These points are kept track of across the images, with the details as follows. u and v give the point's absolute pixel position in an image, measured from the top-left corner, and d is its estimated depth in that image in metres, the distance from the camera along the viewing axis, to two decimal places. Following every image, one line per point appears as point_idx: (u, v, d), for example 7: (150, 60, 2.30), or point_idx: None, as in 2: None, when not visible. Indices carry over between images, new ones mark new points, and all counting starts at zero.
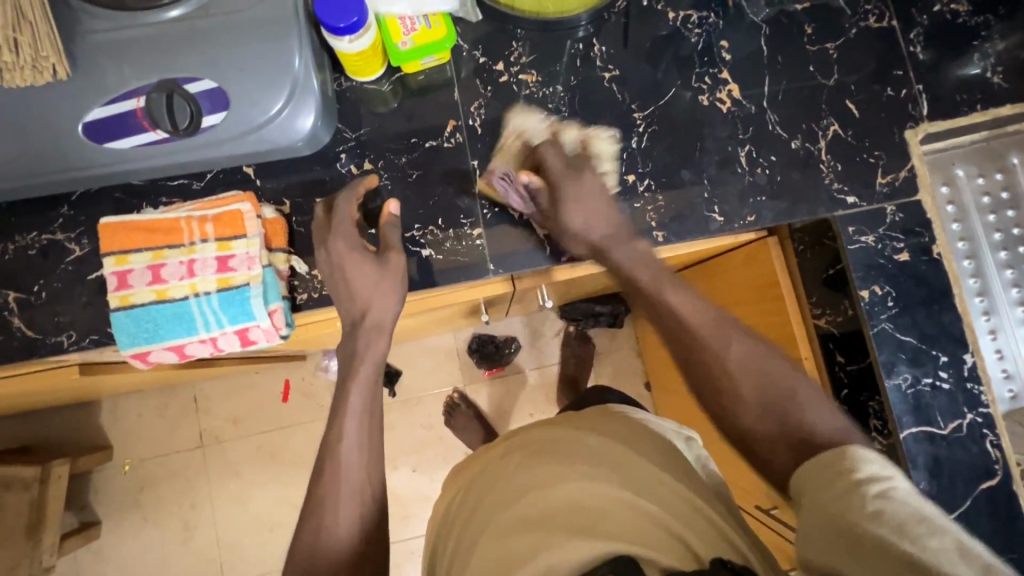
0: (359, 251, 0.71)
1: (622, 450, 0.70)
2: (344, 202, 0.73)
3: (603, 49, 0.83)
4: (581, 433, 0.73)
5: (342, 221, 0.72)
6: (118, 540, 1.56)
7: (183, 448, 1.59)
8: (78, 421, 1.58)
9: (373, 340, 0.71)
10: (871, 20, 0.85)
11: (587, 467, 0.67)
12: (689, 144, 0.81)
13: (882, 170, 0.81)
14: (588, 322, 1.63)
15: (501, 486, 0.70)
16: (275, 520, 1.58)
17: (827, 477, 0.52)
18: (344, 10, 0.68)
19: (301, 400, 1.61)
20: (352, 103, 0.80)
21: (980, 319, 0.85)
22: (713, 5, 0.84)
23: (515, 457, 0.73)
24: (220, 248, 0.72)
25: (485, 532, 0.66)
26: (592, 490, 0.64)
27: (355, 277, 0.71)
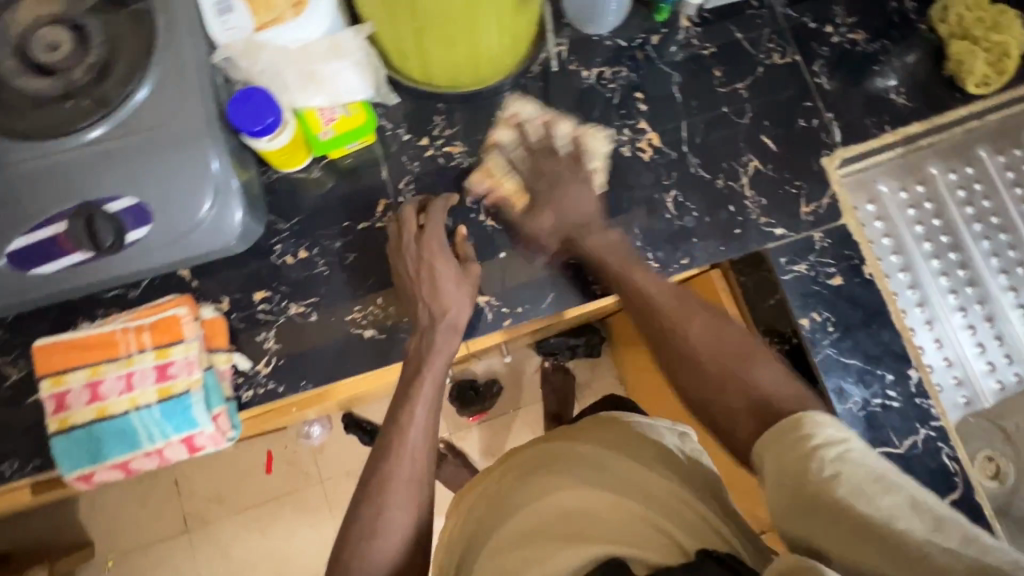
0: (442, 257, 0.76)
1: (608, 454, 0.76)
2: (438, 212, 0.78)
3: (523, 114, 0.85)
4: (570, 445, 0.79)
5: (435, 228, 0.77)
6: None
7: (168, 535, 1.54)
8: (55, 521, 1.53)
9: (448, 338, 0.75)
10: (776, 57, 0.88)
11: (575, 476, 0.74)
12: (617, 196, 0.83)
13: (805, 199, 0.84)
14: (565, 354, 1.64)
15: (511, 500, 0.77)
16: None
17: (786, 442, 0.57)
18: (259, 112, 0.69)
19: (286, 470, 1.58)
20: (282, 194, 0.81)
21: (923, 330, 0.87)
22: (623, 59, 0.87)
23: (521, 481, 0.78)
24: (158, 356, 0.72)
25: (494, 553, 0.71)
26: (582, 496, 0.71)
27: (439, 277, 0.75)
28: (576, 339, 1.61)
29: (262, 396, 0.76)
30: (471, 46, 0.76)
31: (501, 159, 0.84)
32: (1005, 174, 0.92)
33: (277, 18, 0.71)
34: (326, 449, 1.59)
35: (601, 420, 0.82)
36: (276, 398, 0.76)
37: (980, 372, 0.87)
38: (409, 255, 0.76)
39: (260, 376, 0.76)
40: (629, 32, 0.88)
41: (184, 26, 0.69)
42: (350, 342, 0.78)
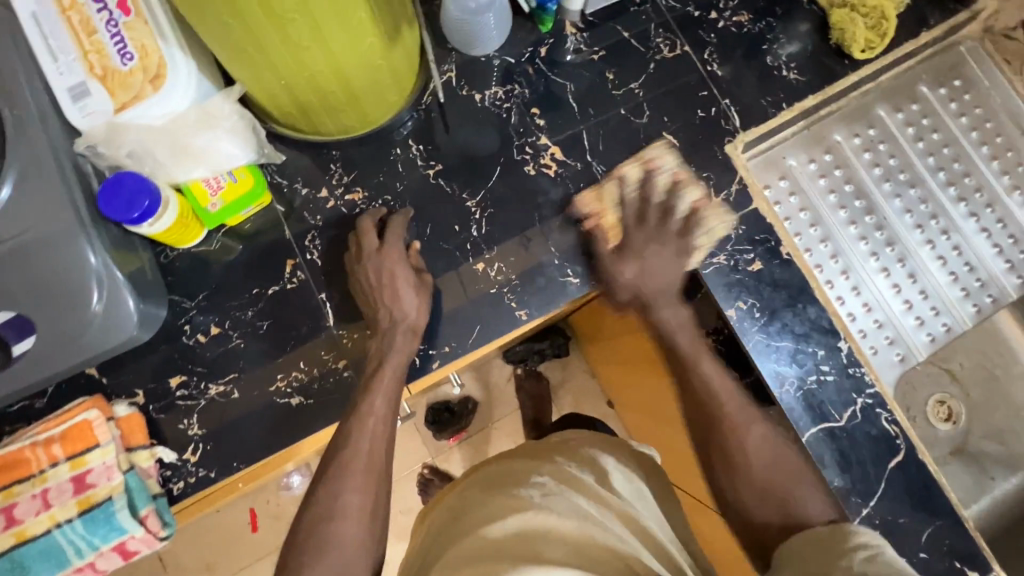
0: (400, 267, 0.75)
1: (573, 476, 0.71)
2: (398, 226, 0.78)
3: (421, 148, 0.83)
4: (541, 462, 0.75)
5: (393, 242, 0.76)
6: None
7: None
8: None
9: (405, 342, 0.73)
10: (665, 51, 0.88)
11: (537, 493, 0.67)
12: (528, 216, 0.82)
13: (715, 190, 0.84)
14: (534, 360, 1.45)
15: (466, 521, 0.68)
16: None
17: (820, 542, 0.56)
18: (133, 198, 0.66)
19: (271, 525, 1.36)
20: (183, 272, 0.78)
21: (850, 296, 0.88)
22: (515, 76, 0.86)
23: (484, 490, 0.72)
24: (73, 467, 0.68)
25: (444, 562, 0.64)
26: (540, 515, 0.64)
27: (399, 286, 0.74)
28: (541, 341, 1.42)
29: (194, 485, 0.73)
30: (345, 85, 0.71)
31: (405, 197, 0.82)
32: (906, 130, 0.94)
33: (137, 95, 0.68)
34: None
35: (581, 442, 0.79)
36: (209, 484, 0.73)
37: (910, 328, 0.90)
38: (367, 266, 0.75)
39: (188, 465, 0.73)
40: (516, 47, 0.87)
41: (39, 120, 0.66)
42: (278, 412, 0.75)
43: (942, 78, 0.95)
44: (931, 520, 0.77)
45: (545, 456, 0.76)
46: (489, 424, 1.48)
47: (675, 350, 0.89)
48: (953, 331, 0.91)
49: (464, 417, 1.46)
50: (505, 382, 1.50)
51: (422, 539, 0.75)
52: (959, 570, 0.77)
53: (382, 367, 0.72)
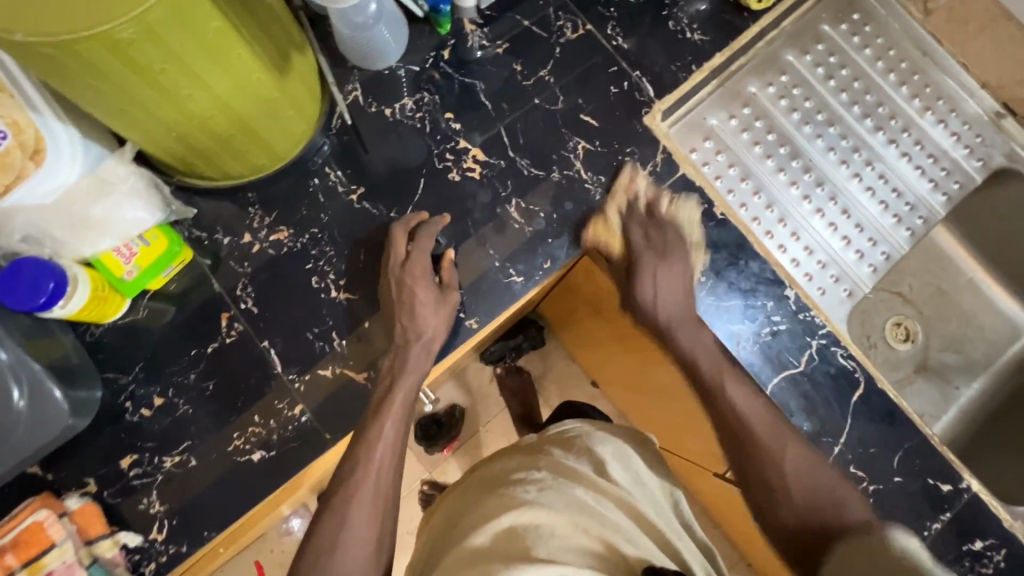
0: (425, 282, 0.74)
1: (569, 466, 0.70)
2: (427, 236, 0.76)
3: (340, 174, 0.81)
4: (535, 457, 0.72)
5: (420, 253, 0.75)
6: None
7: None
8: None
9: (424, 361, 0.72)
10: (569, 33, 0.87)
11: (532, 489, 0.66)
12: (461, 222, 0.80)
13: (640, 163, 0.84)
14: (511, 357, 1.44)
15: (465, 524, 0.67)
16: None
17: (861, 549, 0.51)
18: (36, 283, 0.62)
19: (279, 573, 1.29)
20: (114, 347, 0.75)
21: (791, 243, 0.90)
22: (422, 84, 0.84)
23: (485, 490, 0.70)
24: (32, 572, 0.66)
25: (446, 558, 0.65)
26: (536, 510, 0.62)
27: (418, 300, 0.73)
28: (514, 336, 1.43)
29: (165, 563, 0.70)
30: (242, 124, 0.68)
31: (332, 228, 0.79)
32: (816, 71, 0.95)
33: (21, 174, 0.62)
34: None
35: (574, 432, 0.76)
36: (182, 560, 0.70)
37: (852, 262, 0.92)
38: (392, 274, 0.75)
39: (156, 544, 0.70)
40: (418, 55, 0.85)
41: None
42: (241, 470, 0.73)
43: (840, 14, 0.97)
44: (900, 445, 0.80)
45: (541, 449, 0.75)
46: (478, 428, 1.46)
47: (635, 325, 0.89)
48: (892, 258, 0.94)
49: (453, 426, 1.43)
50: (486, 384, 1.48)
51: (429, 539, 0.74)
52: (934, 486, 0.79)
53: (403, 374, 0.71)
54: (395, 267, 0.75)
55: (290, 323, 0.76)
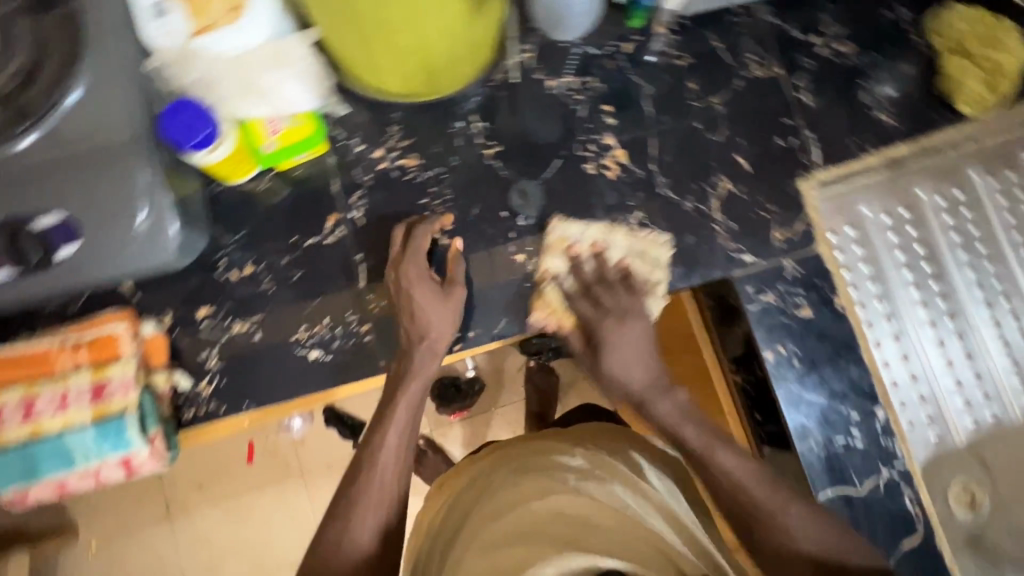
0: (430, 283, 0.72)
1: (608, 461, 0.70)
2: (426, 232, 0.73)
3: (484, 125, 0.81)
4: (571, 442, 0.74)
5: (417, 254, 0.72)
6: None
7: (144, 527, 1.36)
8: None
9: (425, 360, 0.71)
10: (756, 69, 0.83)
11: (573, 477, 0.67)
12: (580, 213, 0.79)
13: (778, 225, 0.79)
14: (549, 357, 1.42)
15: (497, 495, 0.68)
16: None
17: None
18: (194, 125, 0.66)
19: (268, 460, 1.38)
20: (229, 207, 0.78)
21: (897, 364, 0.83)
22: (593, 68, 0.82)
23: (510, 468, 0.71)
24: (94, 375, 0.70)
25: (479, 518, 0.66)
26: (576, 498, 0.64)
27: (420, 302, 0.71)
28: None
29: (206, 415, 0.74)
30: (418, 47, 0.69)
31: (457, 173, 0.79)
32: (998, 198, 0.87)
33: (215, 24, 0.67)
34: (308, 439, 1.39)
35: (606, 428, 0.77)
36: (220, 417, 0.74)
37: (953, 408, 0.84)
38: (395, 276, 0.72)
39: (202, 395, 0.75)
40: (601, 39, 0.83)
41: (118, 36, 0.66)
42: (296, 360, 0.75)
43: None
44: None
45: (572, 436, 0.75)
46: (492, 406, 1.45)
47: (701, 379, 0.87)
48: (1001, 421, 0.85)
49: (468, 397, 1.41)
50: (517, 371, 1.47)
51: (433, 510, 0.74)
52: None
53: (408, 378, 0.71)
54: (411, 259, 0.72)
55: (387, 246, 0.78)
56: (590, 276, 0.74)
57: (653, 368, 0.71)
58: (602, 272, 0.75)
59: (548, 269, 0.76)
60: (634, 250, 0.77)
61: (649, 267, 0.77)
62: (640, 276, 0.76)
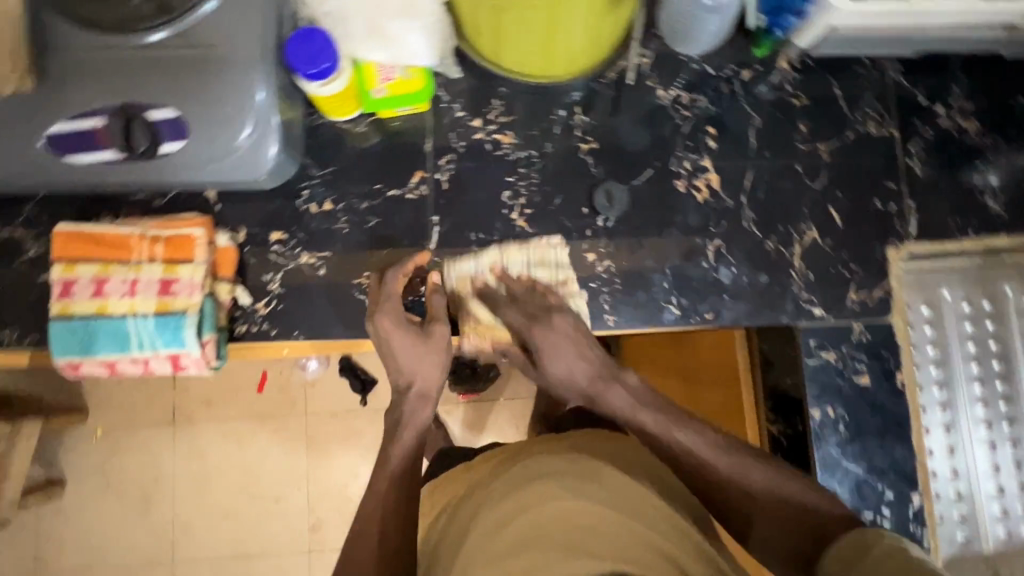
0: (408, 327, 0.70)
1: (603, 468, 0.64)
2: (399, 268, 0.73)
3: (585, 120, 0.80)
4: (566, 451, 0.69)
5: (392, 294, 0.71)
6: (68, 511, 1.44)
7: (150, 425, 1.46)
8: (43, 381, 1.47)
9: (417, 408, 0.69)
10: (871, 126, 0.81)
11: (567, 483, 0.61)
12: (660, 228, 0.78)
13: (856, 286, 0.77)
14: None
15: (492, 503, 0.63)
16: (231, 509, 1.45)
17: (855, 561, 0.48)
18: (316, 55, 0.66)
19: (276, 394, 1.47)
20: (323, 141, 0.79)
21: (942, 456, 0.80)
22: (706, 88, 0.81)
23: (508, 478, 0.66)
24: (166, 271, 0.72)
25: (476, 527, 0.60)
26: (579, 502, 0.58)
27: (399, 350, 0.69)
28: None
29: (256, 334, 0.76)
30: (550, 30, 0.69)
31: (548, 159, 0.79)
32: None
33: None
34: (318, 384, 1.47)
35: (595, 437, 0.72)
36: (269, 340, 0.76)
37: (988, 515, 0.81)
38: (371, 325, 0.71)
39: (258, 314, 0.76)
40: (721, 61, 0.82)
41: None
42: (352, 303, 0.77)
43: None
44: None
45: (568, 448, 0.70)
46: (499, 399, 1.38)
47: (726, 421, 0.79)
48: None
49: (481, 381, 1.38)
50: None
51: (435, 531, 0.69)
52: None
53: (400, 427, 0.68)
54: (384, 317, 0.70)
55: (464, 215, 0.78)
56: (506, 292, 0.73)
57: (593, 360, 0.67)
58: (508, 289, 0.73)
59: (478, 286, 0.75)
60: (530, 261, 0.76)
61: (552, 269, 0.76)
62: (549, 281, 0.75)
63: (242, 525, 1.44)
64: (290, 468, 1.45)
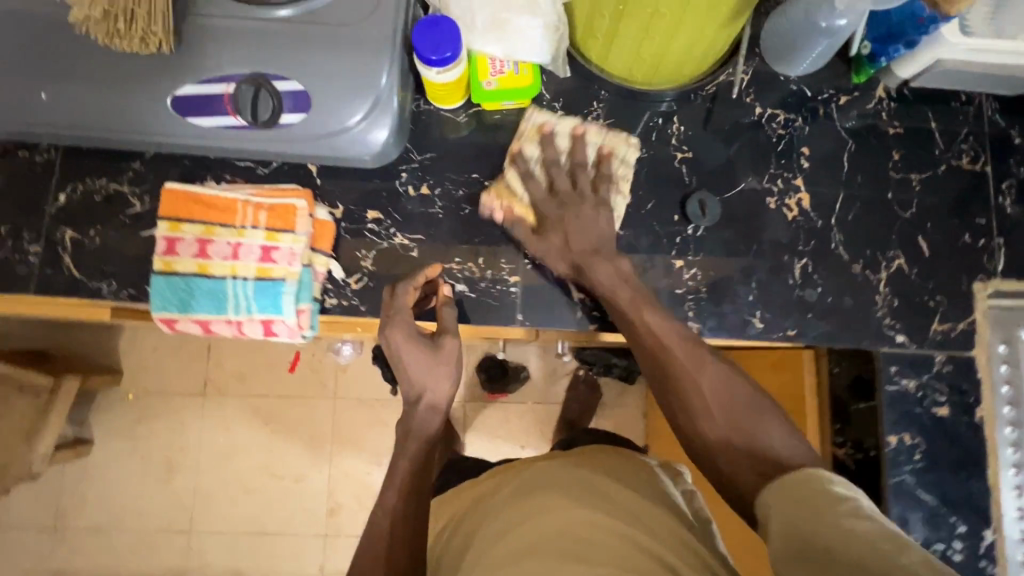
0: (418, 339, 0.72)
1: (607, 485, 0.68)
2: (409, 283, 0.73)
3: (681, 129, 0.82)
4: (572, 463, 0.73)
5: (403, 311, 0.72)
6: (100, 469, 1.47)
7: (185, 392, 1.50)
8: (89, 339, 1.49)
9: (428, 420, 0.73)
10: (964, 160, 0.81)
11: (569, 497, 0.66)
12: (748, 243, 0.79)
13: (940, 316, 0.77)
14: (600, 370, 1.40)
15: (497, 514, 0.68)
16: (253, 482, 1.47)
17: (806, 493, 0.52)
18: (440, 44, 0.68)
19: (306, 374, 1.51)
20: (424, 126, 0.81)
21: (1011, 497, 0.75)
22: (802, 109, 0.83)
23: (513, 484, 0.72)
24: (267, 238, 0.74)
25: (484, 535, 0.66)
26: (579, 518, 0.63)
27: (409, 361, 0.72)
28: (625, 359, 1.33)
29: (346, 308, 0.77)
30: (670, 38, 0.70)
31: (643, 165, 0.81)
32: None
33: None
34: (349, 368, 1.51)
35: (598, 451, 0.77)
36: (358, 315, 0.77)
37: None
38: (382, 340, 0.73)
39: (349, 289, 0.77)
40: (821, 83, 0.83)
41: None
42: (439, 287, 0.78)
43: None
44: None
45: (573, 458, 0.75)
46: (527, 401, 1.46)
47: None
48: None
49: (511, 382, 1.42)
50: (579, 376, 1.46)
51: (446, 531, 0.75)
52: None
53: (411, 436, 0.73)
54: (396, 330, 0.71)
55: None
56: (556, 156, 0.76)
57: (588, 238, 0.74)
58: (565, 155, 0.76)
59: (546, 134, 0.77)
60: (605, 142, 0.78)
61: (616, 164, 0.78)
62: (610, 170, 0.77)
63: (267, 499, 1.47)
64: (318, 448, 1.48)
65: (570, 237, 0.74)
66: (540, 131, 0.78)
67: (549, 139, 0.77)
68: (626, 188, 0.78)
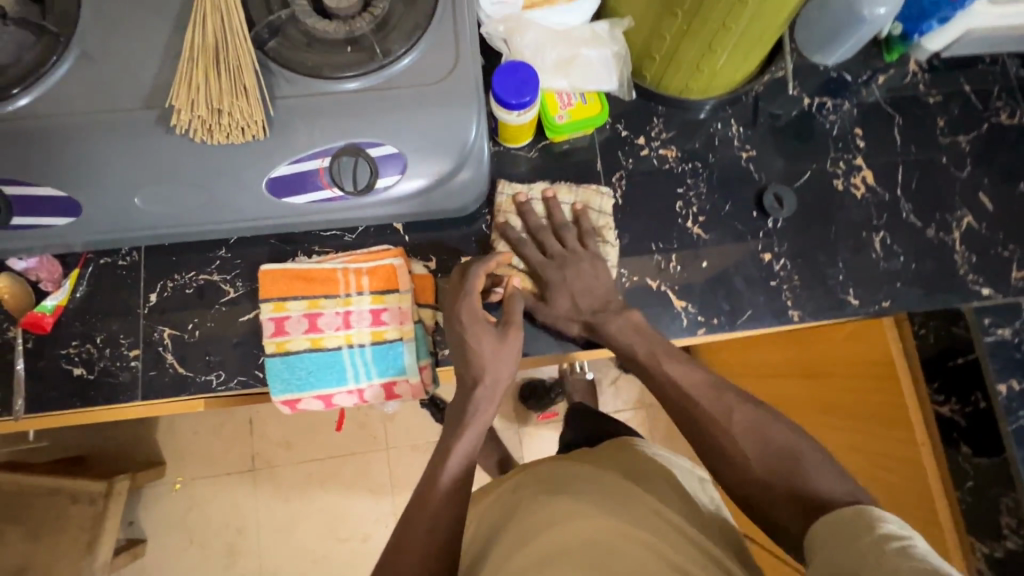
0: (485, 326, 0.69)
1: (636, 492, 0.67)
2: (479, 270, 0.71)
3: (740, 130, 0.85)
4: (603, 471, 0.72)
5: (473, 295, 0.70)
6: (160, 567, 1.42)
7: (235, 470, 1.45)
8: (134, 433, 1.45)
9: (482, 408, 0.68)
10: (1003, 116, 0.87)
11: (603, 502, 0.65)
12: (825, 227, 0.82)
13: (1017, 264, 0.82)
14: None
15: (525, 515, 0.66)
16: (321, 550, 1.43)
17: (852, 530, 0.50)
18: (519, 88, 0.71)
19: (355, 430, 1.48)
20: (498, 167, 0.83)
21: None
22: (845, 93, 0.87)
23: (532, 488, 0.71)
24: (374, 300, 0.75)
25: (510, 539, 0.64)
26: (608, 521, 0.62)
27: (475, 346, 0.68)
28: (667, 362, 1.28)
29: None
30: (731, 50, 0.73)
31: (712, 171, 0.84)
32: None
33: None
34: (397, 416, 1.49)
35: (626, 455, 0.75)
36: None
37: None
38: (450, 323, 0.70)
39: None
40: (857, 67, 0.88)
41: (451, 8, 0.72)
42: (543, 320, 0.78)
43: None
44: None
45: (604, 464, 0.73)
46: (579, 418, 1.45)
47: (883, 410, 0.84)
48: None
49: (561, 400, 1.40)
50: (637, 380, 1.47)
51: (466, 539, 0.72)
52: None
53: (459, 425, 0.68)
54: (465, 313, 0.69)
55: (642, 226, 0.82)
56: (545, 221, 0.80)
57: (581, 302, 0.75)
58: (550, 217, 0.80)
59: (523, 205, 0.80)
60: (577, 200, 0.81)
61: (594, 216, 0.81)
62: (590, 223, 0.80)
63: (341, 564, 1.43)
64: (388, 502, 1.46)
65: (577, 296, 0.75)
66: (513, 203, 0.81)
67: (526, 209, 0.79)
68: (611, 236, 0.80)
